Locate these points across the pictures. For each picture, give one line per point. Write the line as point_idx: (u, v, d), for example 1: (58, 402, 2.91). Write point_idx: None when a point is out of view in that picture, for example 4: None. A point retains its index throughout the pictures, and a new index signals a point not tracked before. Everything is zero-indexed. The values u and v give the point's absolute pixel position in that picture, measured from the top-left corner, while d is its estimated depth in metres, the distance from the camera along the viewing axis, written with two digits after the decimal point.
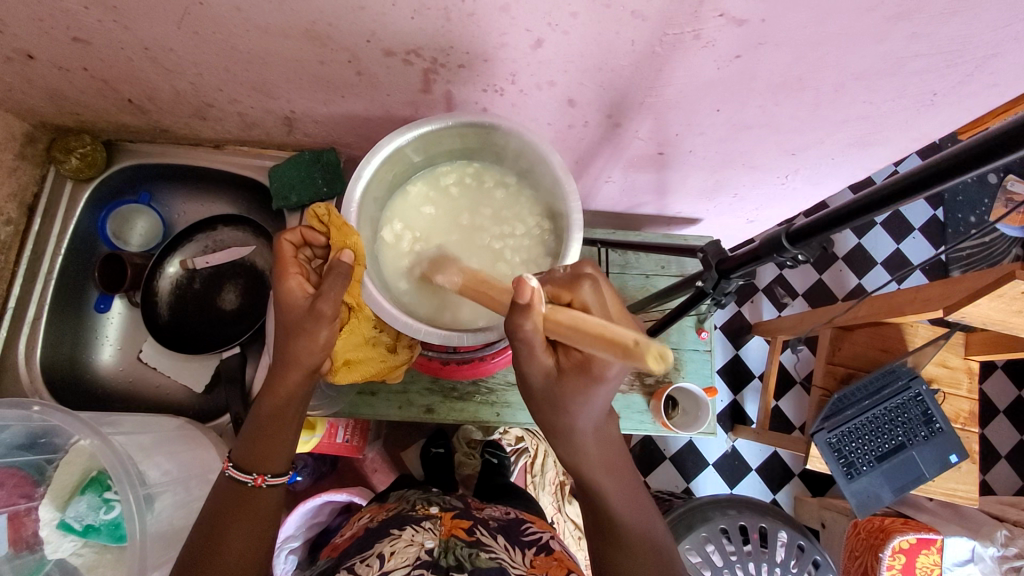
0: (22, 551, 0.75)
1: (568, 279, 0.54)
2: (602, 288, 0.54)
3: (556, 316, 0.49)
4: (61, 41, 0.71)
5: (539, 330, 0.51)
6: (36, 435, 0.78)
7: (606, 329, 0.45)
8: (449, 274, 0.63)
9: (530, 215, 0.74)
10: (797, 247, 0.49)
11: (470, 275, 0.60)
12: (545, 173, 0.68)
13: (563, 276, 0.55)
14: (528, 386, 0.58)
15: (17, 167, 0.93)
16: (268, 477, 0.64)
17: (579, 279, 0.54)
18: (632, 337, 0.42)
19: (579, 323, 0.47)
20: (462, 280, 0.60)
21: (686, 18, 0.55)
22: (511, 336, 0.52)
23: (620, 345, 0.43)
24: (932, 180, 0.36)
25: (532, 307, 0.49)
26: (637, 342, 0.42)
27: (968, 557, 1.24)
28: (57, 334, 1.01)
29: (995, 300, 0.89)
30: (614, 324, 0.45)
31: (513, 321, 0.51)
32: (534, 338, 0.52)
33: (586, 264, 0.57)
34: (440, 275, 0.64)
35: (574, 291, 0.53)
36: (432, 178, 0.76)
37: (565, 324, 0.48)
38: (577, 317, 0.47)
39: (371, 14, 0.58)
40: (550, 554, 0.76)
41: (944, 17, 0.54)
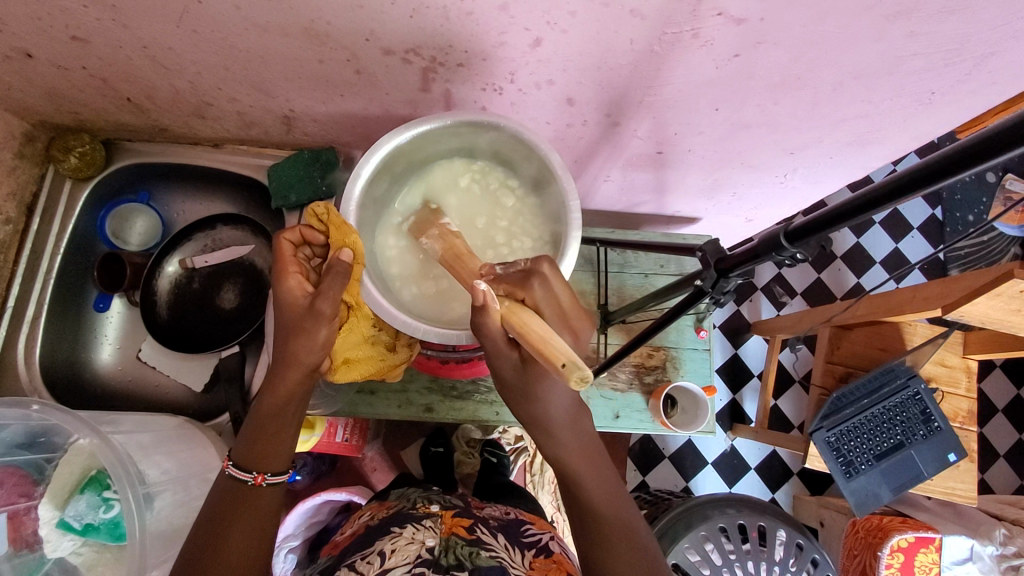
0: (22, 549, 0.74)
1: (520, 277, 0.57)
2: (552, 285, 0.57)
3: (511, 316, 0.54)
4: (60, 40, 0.71)
5: (497, 326, 0.55)
6: (36, 433, 0.78)
7: (544, 343, 0.50)
8: (432, 237, 0.68)
9: (535, 217, 0.74)
10: (795, 246, 0.49)
11: (450, 241, 0.65)
12: (547, 175, 0.68)
13: (518, 272, 0.58)
14: (502, 379, 0.60)
15: (16, 166, 0.93)
16: (268, 476, 0.64)
17: (529, 276, 0.57)
18: (562, 358, 0.48)
19: (526, 330, 0.52)
20: (443, 247, 0.66)
21: (685, 17, 0.55)
22: (477, 332, 0.57)
23: (551, 363, 0.49)
24: (928, 179, 0.36)
25: (486, 306, 0.55)
26: (566, 365, 0.47)
27: (966, 556, 1.25)
28: (56, 333, 1.01)
29: (993, 299, 0.89)
30: (551, 339, 0.50)
31: (474, 321, 0.56)
32: (495, 333, 0.56)
33: (545, 260, 0.59)
34: (425, 236, 0.69)
35: (525, 288, 0.56)
36: (438, 176, 0.75)
37: (517, 327, 0.53)
38: (521, 322, 0.53)
39: (370, 13, 0.59)
40: (549, 557, 0.77)
41: (942, 15, 0.54)
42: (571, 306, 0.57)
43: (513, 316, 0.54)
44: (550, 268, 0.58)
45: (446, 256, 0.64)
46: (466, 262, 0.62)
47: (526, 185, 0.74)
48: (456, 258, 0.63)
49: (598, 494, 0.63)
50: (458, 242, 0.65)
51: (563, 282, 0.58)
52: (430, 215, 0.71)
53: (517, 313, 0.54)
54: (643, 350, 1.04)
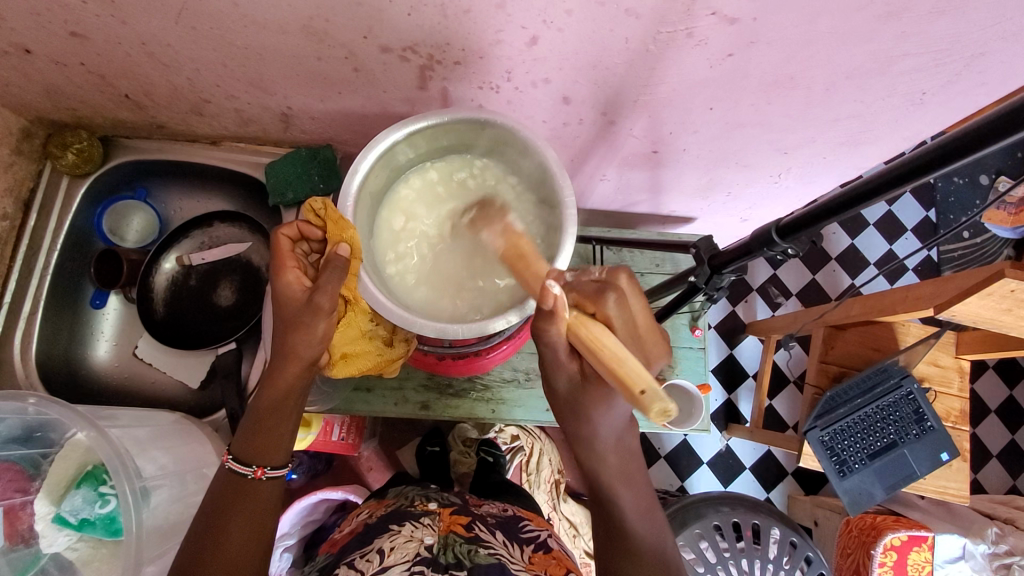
0: (18, 544, 0.74)
1: (595, 290, 0.55)
2: (628, 302, 0.55)
3: (579, 328, 0.52)
4: (59, 36, 0.71)
5: (562, 338, 0.55)
6: (32, 428, 0.78)
7: (619, 364, 0.48)
8: (494, 232, 0.65)
9: (531, 211, 0.74)
10: (787, 241, 0.50)
11: (514, 241, 0.63)
12: (542, 168, 0.68)
13: (590, 285, 0.56)
14: (554, 390, 0.61)
15: (14, 162, 0.93)
16: (267, 470, 0.64)
17: (604, 289, 0.55)
18: (642, 386, 0.45)
19: (597, 346, 0.50)
20: (505, 246, 0.63)
21: (679, 17, 0.56)
22: (540, 340, 0.57)
23: (627, 385, 0.46)
24: (913, 172, 0.37)
25: (554, 312, 0.53)
26: (645, 393, 0.45)
27: (959, 554, 1.27)
28: (52, 329, 1.01)
29: (984, 299, 0.90)
30: (627, 361, 0.47)
31: (540, 326, 0.55)
32: (557, 344, 0.56)
33: (622, 272, 0.59)
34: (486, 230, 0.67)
35: (599, 305, 0.54)
36: (435, 171, 0.76)
37: (584, 342, 0.52)
38: (594, 340, 0.50)
39: (368, 10, 0.59)
40: (548, 553, 0.77)
41: (932, 16, 0.55)
42: (646, 328, 0.56)
43: (582, 329, 0.52)
44: (627, 282, 0.58)
45: (507, 253, 0.62)
46: (531, 263, 0.59)
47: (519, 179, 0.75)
48: (519, 258, 0.61)
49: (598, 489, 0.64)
50: (523, 241, 0.62)
51: (638, 296, 0.58)
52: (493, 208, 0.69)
53: (590, 329, 0.51)
54: None
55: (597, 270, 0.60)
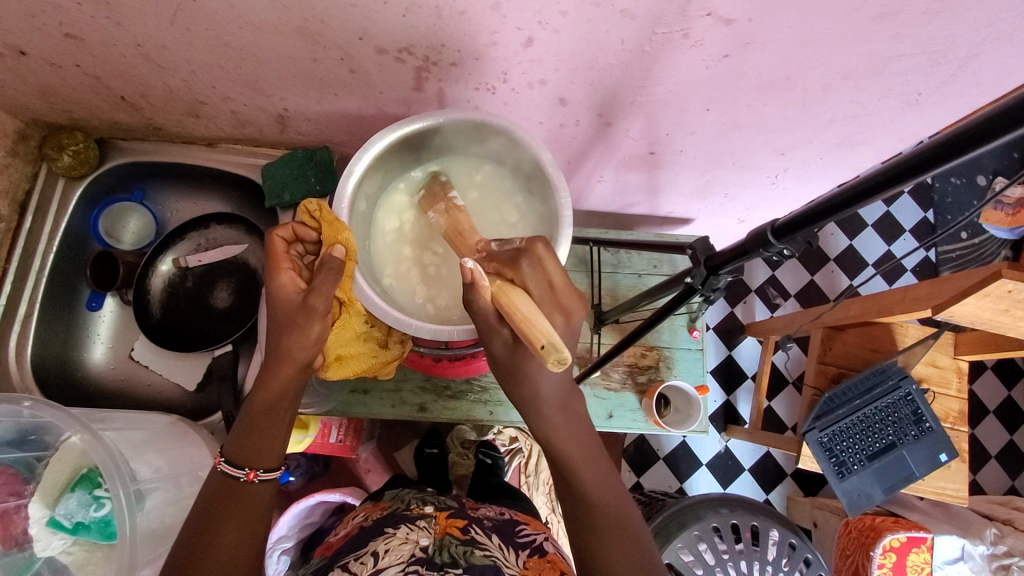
0: (12, 548, 0.73)
1: (512, 256, 0.57)
2: (543, 265, 0.57)
3: (499, 293, 0.55)
4: (54, 37, 0.71)
5: (488, 304, 0.56)
6: (26, 431, 0.77)
7: (527, 323, 0.51)
8: (438, 212, 0.68)
9: (520, 210, 0.75)
10: (782, 242, 0.49)
11: (455, 216, 0.66)
12: (534, 167, 0.69)
13: (509, 252, 0.58)
14: (494, 358, 0.61)
15: (10, 164, 0.93)
16: (260, 472, 0.64)
17: (519, 256, 0.57)
18: (542, 340, 0.49)
19: (511, 307, 0.53)
20: (447, 223, 0.67)
21: (674, 18, 0.55)
22: (471, 312, 0.58)
23: (531, 342, 0.50)
24: (911, 172, 0.36)
25: (474, 282, 0.56)
26: (545, 347, 0.48)
27: (957, 555, 1.26)
28: (48, 332, 1.00)
29: (982, 300, 0.90)
30: (534, 319, 0.51)
31: (466, 298, 0.57)
32: (487, 312, 0.57)
33: (541, 241, 0.58)
34: (432, 211, 0.70)
35: (515, 270, 0.56)
36: (420, 175, 0.76)
37: (502, 303, 0.54)
38: (509, 302, 0.53)
39: (362, 11, 0.59)
40: (543, 556, 0.77)
41: (927, 17, 0.55)
42: (563, 287, 0.56)
43: (502, 295, 0.54)
44: (546, 250, 0.58)
45: (449, 231, 0.66)
46: (466, 237, 0.64)
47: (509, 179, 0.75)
48: (459, 233, 0.65)
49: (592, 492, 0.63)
50: (460, 215, 0.66)
51: (557, 263, 0.57)
52: (439, 187, 0.71)
53: (506, 291, 0.54)
54: (636, 349, 1.05)
55: (521, 239, 0.60)
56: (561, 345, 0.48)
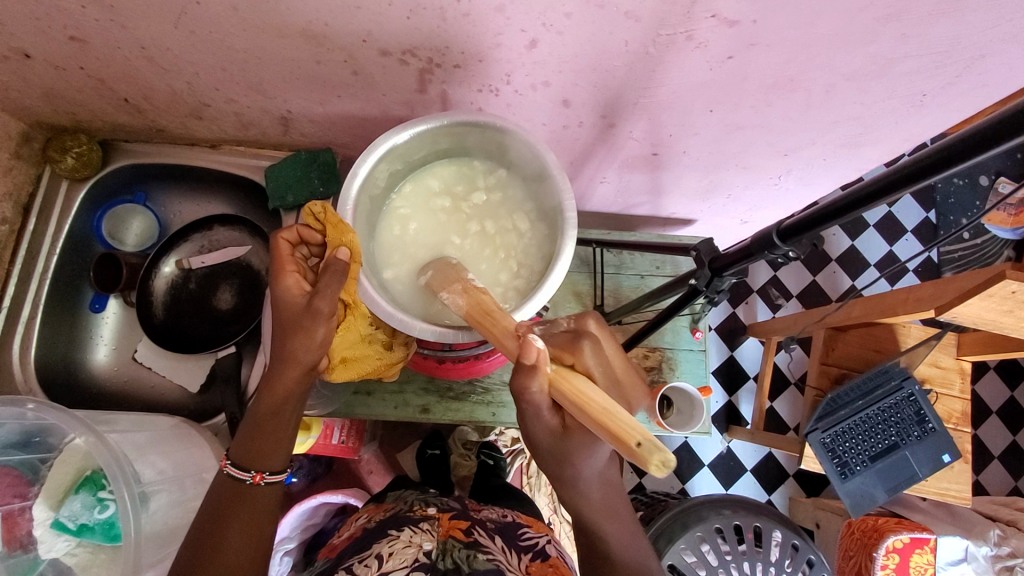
0: (16, 550, 0.74)
1: (569, 340, 0.55)
2: (603, 350, 0.56)
3: (561, 381, 0.52)
4: (58, 39, 0.71)
5: (545, 392, 0.54)
6: (30, 433, 0.77)
7: (611, 418, 0.47)
8: (454, 293, 0.63)
9: (531, 220, 0.74)
10: (788, 244, 0.49)
11: (476, 298, 0.61)
12: (543, 174, 0.68)
13: (563, 335, 0.56)
14: (537, 445, 0.60)
15: (14, 166, 0.93)
16: (266, 475, 0.64)
17: (579, 339, 0.55)
18: (637, 438, 0.45)
19: (582, 398, 0.50)
20: (468, 306, 0.61)
21: (679, 19, 0.55)
22: (518, 396, 0.55)
23: (622, 442, 0.46)
24: (912, 179, 0.37)
25: (536, 366, 0.53)
26: (642, 445, 0.45)
27: (960, 556, 1.27)
28: (51, 334, 1.01)
29: (985, 300, 0.90)
30: (620, 413, 0.48)
31: (519, 383, 0.54)
32: (538, 401, 0.55)
33: (591, 319, 0.59)
34: (445, 291, 0.64)
35: (576, 355, 0.54)
36: (442, 171, 0.76)
37: (565, 391, 0.51)
38: (577, 390, 0.51)
39: (367, 14, 0.59)
40: (546, 561, 0.77)
41: (932, 18, 0.55)
42: (622, 372, 0.57)
43: (567, 383, 0.51)
44: (597, 328, 0.58)
45: (474, 314, 0.60)
46: (497, 319, 0.58)
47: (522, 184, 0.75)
48: (487, 316, 0.59)
49: (585, 496, 0.63)
50: (485, 298, 0.61)
51: (612, 341, 0.58)
52: (451, 269, 0.66)
53: (572, 380, 0.51)
54: (638, 351, 1.05)
55: (566, 318, 0.59)
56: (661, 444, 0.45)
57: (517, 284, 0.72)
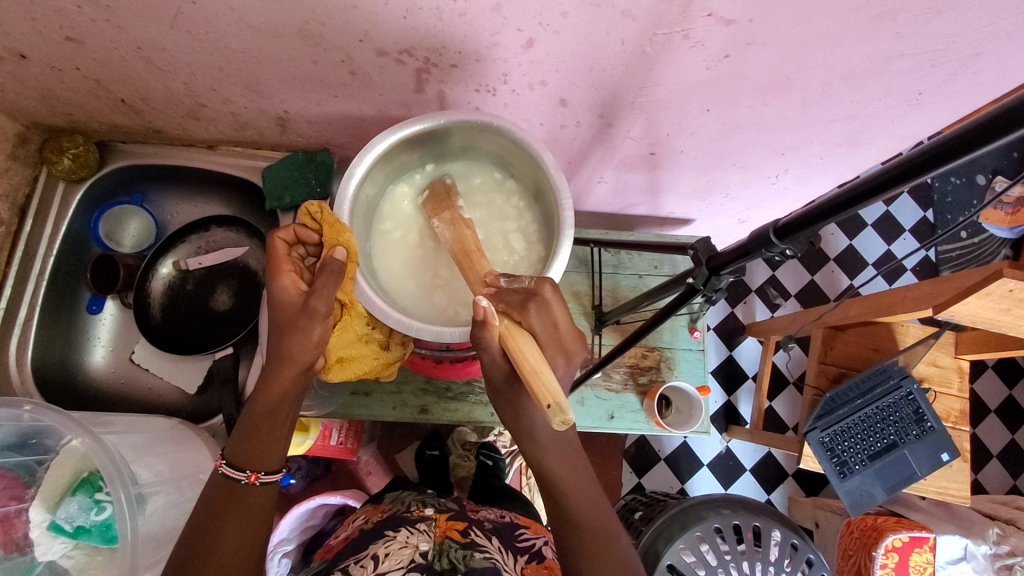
0: (13, 553, 0.73)
1: (519, 299, 0.57)
2: (550, 308, 0.58)
3: (507, 337, 0.56)
4: (54, 40, 0.71)
5: (496, 341, 0.58)
6: (27, 435, 0.77)
7: (536, 378, 0.51)
8: (443, 221, 0.69)
9: (529, 236, 0.74)
10: (784, 243, 0.49)
11: (460, 232, 0.67)
12: (548, 190, 0.68)
13: (516, 293, 0.58)
14: (492, 385, 0.63)
15: (10, 167, 0.93)
16: (261, 475, 0.64)
17: (528, 299, 0.57)
18: (548, 399, 0.49)
19: (521, 355, 0.54)
20: (452, 237, 0.67)
21: (675, 18, 0.55)
22: (477, 344, 0.60)
23: (537, 400, 0.50)
24: (910, 172, 0.36)
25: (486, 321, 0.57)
26: (549, 406, 0.49)
27: (960, 555, 1.27)
28: (48, 335, 1.00)
29: (983, 299, 0.90)
30: (542, 374, 0.51)
31: (476, 335, 0.58)
32: (492, 347, 0.59)
33: (547, 282, 0.59)
34: (437, 217, 0.70)
35: (524, 313, 0.57)
36: (450, 168, 0.75)
37: (509, 346, 0.55)
38: (518, 348, 0.54)
39: (363, 13, 0.59)
40: (541, 563, 0.77)
41: (928, 17, 0.55)
42: (568, 331, 0.59)
43: (510, 340, 0.55)
44: (552, 292, 0.59)
45: (455, 248, 0.66)
46: (474, 262, 0.63)
47: (524, 205, 0.75)
48: (466, 255, 0.65)
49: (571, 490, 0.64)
50: (467, 233, 0.66)
51: (563, 304, 0.59)
52: (445, 193, 0.71)
53: (514, 337, 0.55)
54: (637, 350, 1.05)
55: (527, 277, 0.60)
56: (566, 407, 0.49)
57: None
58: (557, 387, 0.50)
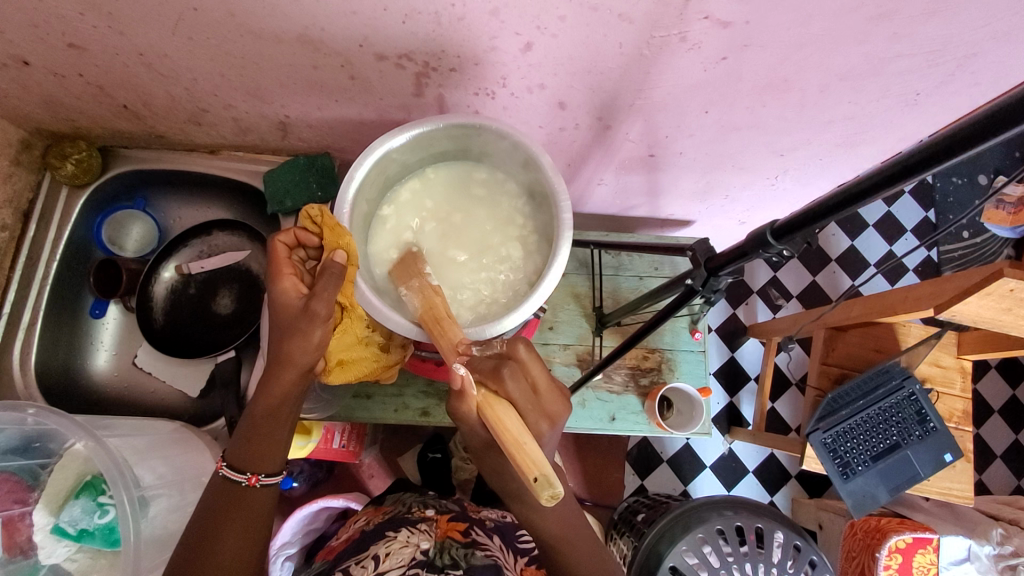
0: (16, 556, 0.74)
1: (493, 367, 0.56)
2: (526, 372, 0.58)
3: (486, 408, 0.54)
4: (57, 47, 0.72)
5: (473, 412, 0.57)
6: (30, 438, 0.78)
7: (519, 448, 0.50)
8: (412, 289, 0.65)
9: (528, 240, 0.74)
10: (782, 243, 0.49)
11: (429, 299, 0.63)
12: (550, 200, 0.68)
13: (489, 362, 0.57)
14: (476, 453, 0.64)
15: (12, 173, 0.93)
16: (262, 477, 0.64)
17: (501, 365, 0.56)
18: (535, 471, 0.48)
19: (499, 425, 0.53)
20: (421, 306, 0.63)
21: (672, 21, 0.56)
22: (455, 412, 0.59)
23: (522, 470, 0.49)
24: (909, 170, 0.36)
25: (463, 390, 0.56)
26: (538, 479, 0.48)
27: (964, 556, 1.25)
28: (51, 340, 1.01)
29: (984, 299, 0.90)
30: (524, 445, 0.50)
31: (453, 403, 0.58)
32: (470, 417, 0.58)
33: (521, 342, 0.59)
34: (405, 285, 0.66)
35: (499, 381, 0.55)
36: (450, 171, 0.76)
37: (487, 416, 0.54)
38: (497, 418, 0.53)
39: (362, 19, 0.60)
40: (540, 567, 0.79)
41: (924, 17, 0.55)
42: (546, 389, 0.58)
43: (488, 409, 0.54)
44: (526, 353, 0.59)
45: (425, 316, 0.62)
46: (445, 329, 0.60)
47: (528, 216, 0.75)
48: (436, 322, 0.61)
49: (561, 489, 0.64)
50: (437, 300, 0.63)
51: (540, 364, 0.59)
52: (412, 260, 0.68)
53: (492, 407, 0.54)
54: (637, 352, 1.05)
55: (499, 341, 0.60)
56: (553, 479, 0.48)
57: (496, 302, 0.73)
58: (541, 458, 0.50)
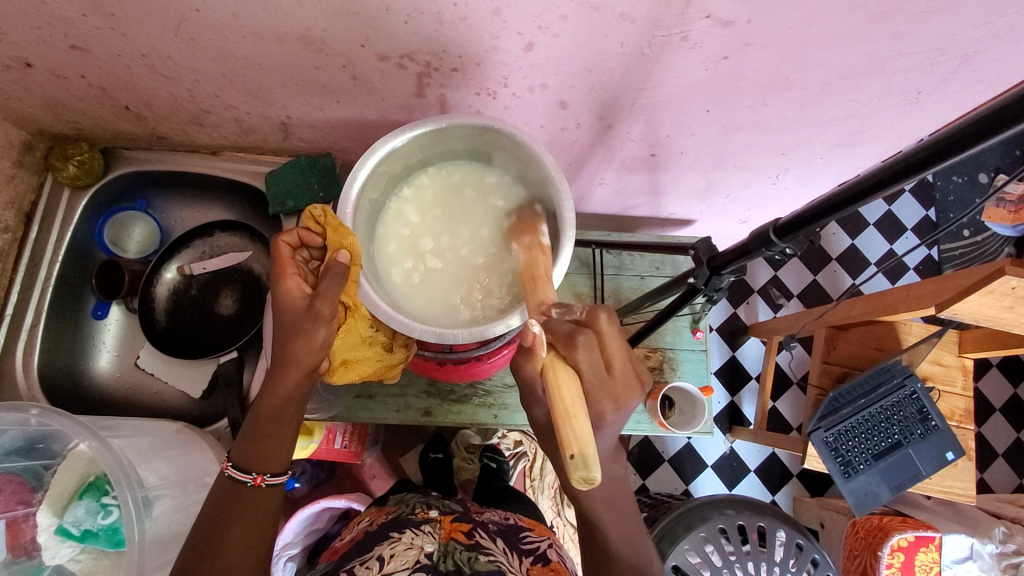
0: (20, 557, 0.74)
1: (568, 331, 0.56)
2: (602, 344, 0.56)
3: (549, 371, 0.55)
4: (59, 48, 0.72)
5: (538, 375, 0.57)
6: (34, 439, 0.78)
7: (567, 419, 0.51)
8: (521, 246, 0.68)
9: None
10: (785, 241, 0.50)
11: (533, 257, 0.66)
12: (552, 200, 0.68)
13: (565, 327, 0.57)
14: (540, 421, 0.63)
15: (15, 175, 0.94)
16: (267, 477, 0.64)
17: (577, 332, 0.56)
18: (573, 450, 0.49)
19: (557, 389, 0.53)
20: (525, 262, 0.66)
21: (673, 20, 0.56)
22: (520, 372, 0.59)
23: (562, 444, 0.50)
24: (912, 168, 0.36)
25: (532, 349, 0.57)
26: (574, 458, 0.49)
27: (966, 555, 1.25)
28: (54, 341, 1.01)
29: (986, 297, 0.90)
30: (575, 417, 0.51)
31: (520, 363, 0.58)
32: (534, 381, 0.58)
33: (603, 312, 0.57)
34: (517, 241, 0.70)
35: (570, 348, 0.55)
36: (455, 170, 0.76)
37: (550, 380, 0.54)
38: (556, 383, 0.53)
39: (365, 19, 0.60)
40: (547, 565, 0.77)
41: (926, 15, 0.56)
42: (619, 369, 0.56)
43: (551, 373, 0.54)
44: (607, 324, 0.57)
45: (525, 271, 0.65)
46: (539, 286, 0.63)
47: (532, 214, 0.75)
48: (533, 279, 0.64)
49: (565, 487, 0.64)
50: (540, 260, 0.65)
51: (619, 341, 0.57)
52: (529, 220, 0.70)
53: (555, 370, 0.54)
54: (639, 351, 1.05)
55: (581, 308, 0.59)
56: (590, 462, 0.49)
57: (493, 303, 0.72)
58: (587, 437, 0.50)
